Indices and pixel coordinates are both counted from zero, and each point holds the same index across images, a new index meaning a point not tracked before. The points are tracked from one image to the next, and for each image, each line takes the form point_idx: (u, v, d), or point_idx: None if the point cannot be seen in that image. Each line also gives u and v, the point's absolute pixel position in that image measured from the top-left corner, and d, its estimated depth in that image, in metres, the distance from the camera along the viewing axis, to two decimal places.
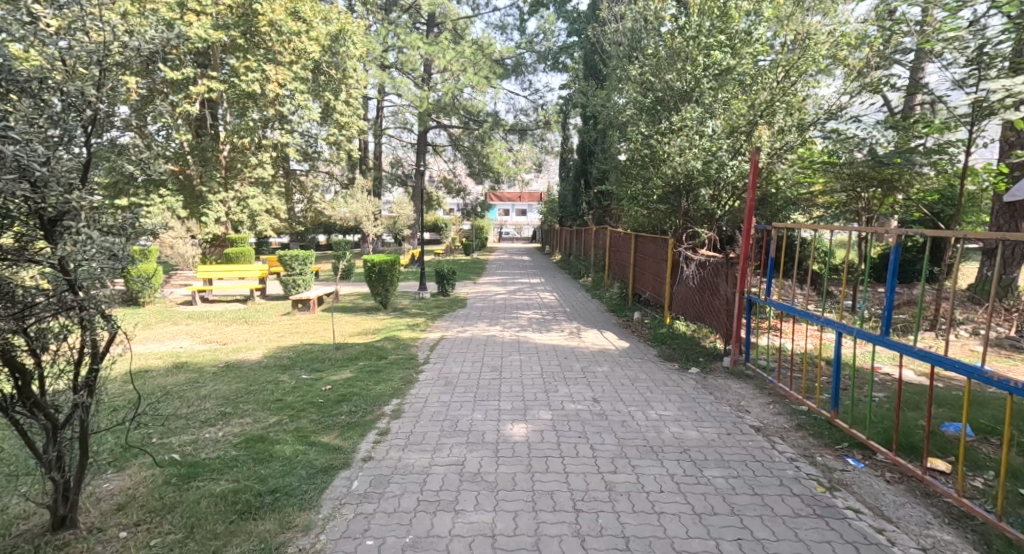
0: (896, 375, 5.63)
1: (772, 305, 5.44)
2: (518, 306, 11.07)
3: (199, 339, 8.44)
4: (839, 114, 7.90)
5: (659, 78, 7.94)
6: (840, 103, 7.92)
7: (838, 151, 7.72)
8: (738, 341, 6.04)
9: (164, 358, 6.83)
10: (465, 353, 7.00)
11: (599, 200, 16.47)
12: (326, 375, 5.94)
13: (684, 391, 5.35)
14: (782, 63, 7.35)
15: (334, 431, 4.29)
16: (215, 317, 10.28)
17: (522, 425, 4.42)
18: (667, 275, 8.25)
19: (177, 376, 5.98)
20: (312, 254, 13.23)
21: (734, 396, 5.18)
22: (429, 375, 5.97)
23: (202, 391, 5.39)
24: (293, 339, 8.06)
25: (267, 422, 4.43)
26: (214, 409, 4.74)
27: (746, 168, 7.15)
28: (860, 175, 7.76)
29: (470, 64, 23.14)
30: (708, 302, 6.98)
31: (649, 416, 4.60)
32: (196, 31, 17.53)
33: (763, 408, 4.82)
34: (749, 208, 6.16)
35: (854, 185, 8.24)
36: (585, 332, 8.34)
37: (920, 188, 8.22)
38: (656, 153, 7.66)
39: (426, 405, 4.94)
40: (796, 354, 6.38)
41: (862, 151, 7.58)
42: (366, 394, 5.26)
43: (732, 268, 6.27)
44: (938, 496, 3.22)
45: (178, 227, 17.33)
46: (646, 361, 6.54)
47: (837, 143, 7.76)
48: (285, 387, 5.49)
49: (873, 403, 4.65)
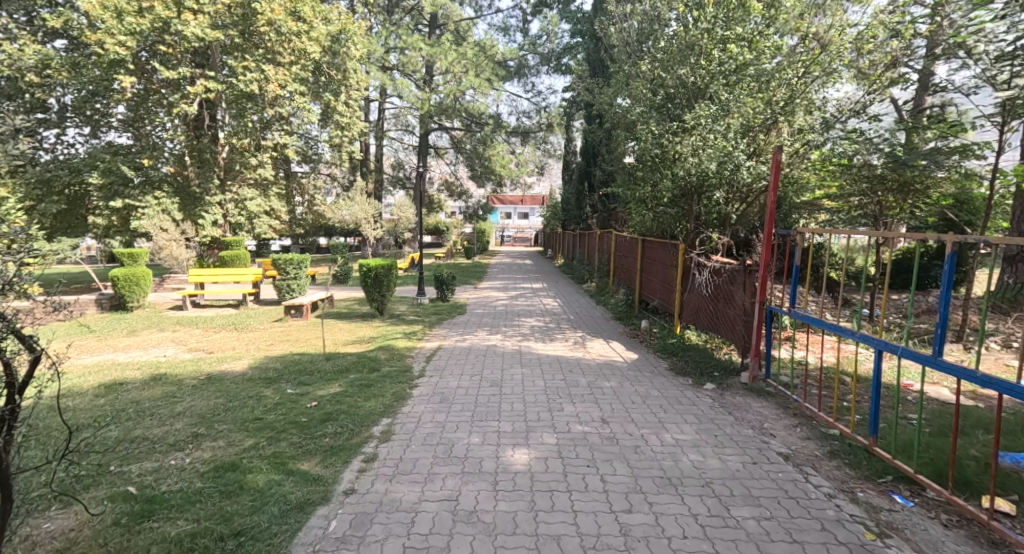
0: (930, 394, 5.22)
1: (798, 315, 5.01)
2: (519, 313, 10.66)
3: (184, 347, 8.02)
4: (850, 117, 7.47)
5: (671, 73, 7.40)
6: (849, 105, 7.49)
7: (851, 154, 7.32)
8: (757, 354, 5.61)
9: (142, 369, 6.40)
10: (464, 365, 6.56)
11: (603, 203, 16.06)
12: (312, 390, 5.51)
13: (701, 411, 4.90)
14: (802, 59, 7.00)
15: (315, 458, 3.87)
16: (204, 323, 9.87)
17: (524, 451, 3.99)
18: (677, 282, 7.84)
19: (153, 390, 5.56)
20: (308, 258, 12.81)
21: (755, 416, 4.75)
22: (423, 390, 5.53)
23: (176, 407, 4.96)
24: (283, 348, 7.64)
25: (244, 445, 4.01)
26: (186, 430, 4.31)
27: (763, 169, 6.74)
28: (878, 178, 7.40)
29: (472, 65, 22.71)
30: (723, 312, 6.56)
31: (664, 441, 4.17)
32: (193, 30, 17.19)
33: (789, 431, 4.39)
34: (769, 211, 5.68)
35: (872, 191, 7.86)
36: (591, 341, 7.92)
37: (938, 191, 7.84)
38: (666, 154, 7.19)
39: (420, 426, 4.52)
40: (816, 369, 5.98)
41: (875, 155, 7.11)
42: (355, 413, 4.83)
43: (750, 276, 5.85)
44: (1006, 546, 2.79)
45: (172, 230, 16.94)
46: (657, 375, 6.12)
47: (850, 147, 7.32)
48: (267, 403, 5.04)
49: (913, 427, 4.22)
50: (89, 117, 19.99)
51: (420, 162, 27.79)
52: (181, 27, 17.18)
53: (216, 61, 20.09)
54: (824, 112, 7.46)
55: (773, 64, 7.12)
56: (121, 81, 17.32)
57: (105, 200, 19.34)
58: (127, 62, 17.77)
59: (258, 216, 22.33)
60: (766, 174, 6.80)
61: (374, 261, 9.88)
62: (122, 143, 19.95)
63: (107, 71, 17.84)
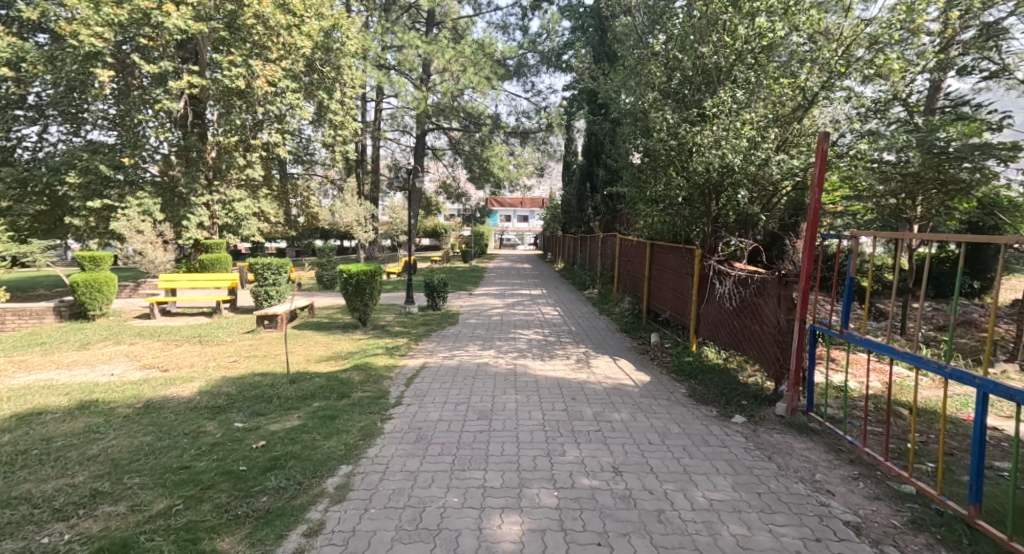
0: (1008, 433, 4.37)
1: (852, 338, 4.07)
2: (516, 324, 9.74)
3: (137, 364, 7.10)
4: (885, 113, 6.38)
5: (689, 53, 6.45)
6: (885, 100, 6.35)
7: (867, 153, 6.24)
8: (797, 382, 4.66)
9: (72, 394, 5.47)
10: (449, 390, 5.63)
11: (607, 205, 14.99)
12: (267, 423, 4.61)
13: (736, 455, 4.00)
14: (842, 41, 6.22)
15: (242, 530, 2.96)
16: (168, 334, 8.93)
17: (515, 519, 3.09)
18: (693, 293, 6.96)
19: (75, 423, 4.64)
20: (289, 261, 11.85)
21: (802, 463, 3.84)
22: (396, 425, 4.61)
23: (91, 448, 4.04)
24: (246, 366, 6.72)
25: (151, 510, 3.10)
26: (86, 484, 3.39)
27: (796, 164, 5.91)
28: (912, 191, 6.34)
29: (471, 64, 21.51)
30: (752, 329, 5.62)
31: (695, 502, 3.28)
32: (175, 21, 16.31)
33: (851, 485, 3.50)
34: (813, 211, 4.51)
35: (895, 208, 6.94)
36: (596, 359, 7.03)
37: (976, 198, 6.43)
38: (684, 145, 6.24)
39: (386, 479, 3.61)
40: (862, 398, 5.06)
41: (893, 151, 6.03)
42: (309, 457, 3.92)
43: (786, 289, 4.94)
44: None
45: (149, 232, 15.94)
46: (676, 403, 5.23)
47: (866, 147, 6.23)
48: (205, 442, 4.12)
49: (1008, 485, 3.34)
50: (68, 113, 19.12)
51: (417, 163, 26.96)
52: (162, 18, 16.27)
53: (203, 56, 19.28)
54: (847, 110, 6.44)
55: (778, 62, 6.33)
56: (98, 75, 16.46)
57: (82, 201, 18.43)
58: (105, 55, 16.94)
59: (248, 217, 21.48)
60: (799, 170, 5.98)
61: (356, 267, 9.03)
62: (102, 142, 19.06)
63: (83, 64, 17.02)
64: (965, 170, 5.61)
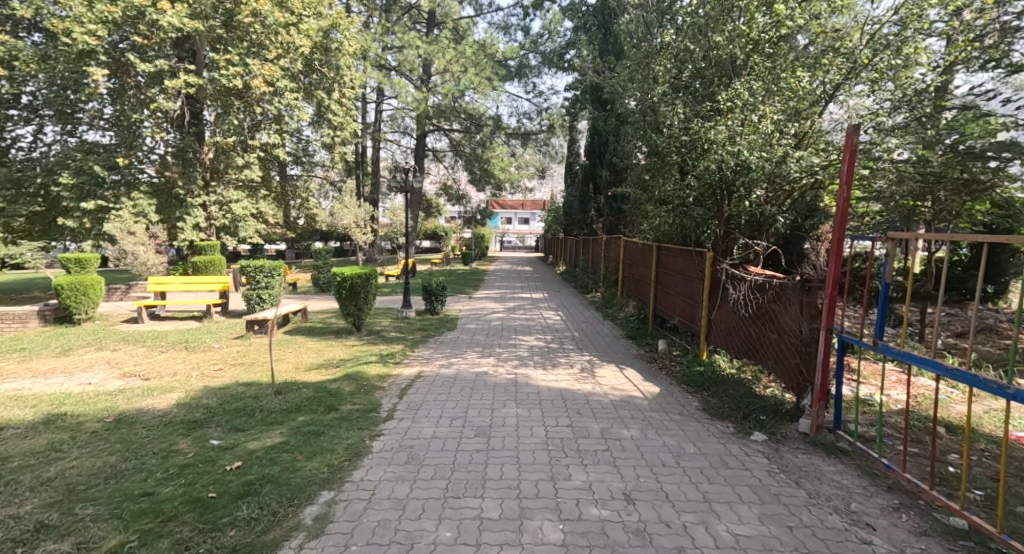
0: None
1: (888, 351, 3.62)
2: (517, 329, 9.36)
3: (117, 372, 6.73)
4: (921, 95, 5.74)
5: (701, 44, 6.12)
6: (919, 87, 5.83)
7: (875, 152, 5.74)
8: (823, 397, 4.27)
9: (40, 407, 5.10)
10: (445, 402, 5.24)
11: (610, 206, 14.54)
12: (245, 440, 4.24)
13: (760, 479, 3.63)
14: (869, 29, 5.92)
15: None
16: (153, 340, 8.55)
17: None
18: (704, 298, 6.58)
19: (37, 439, 4.26)
20: (282, 263, 11.48)
21: (834, 490, 3.46)
22: (385, 443, 4.23)
23: (48, 470, 3.67)
24: (230, 376, 6.34)
25: (101, 549, 2.78)
26: (33, 517, 3.03)
27: (816, 162, 5.55)
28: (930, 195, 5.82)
29: (472, 64, 21.28)
30: (771, 338, 5.22)
31: (718, 541, 2.90)
32: (170, 19, 15.95)
33: (892, 518, 3.12)
34: (841, 207, 4.10)
35: (909, 213, 6.47)
36: (601, 367, 6.65)
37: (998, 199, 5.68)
38: (697, 142, 5.92)
39: (371, 508, 3.23)
40: (891, 413, 4.66)
41: (908, 149, 5.56)
42: (287, 481, 3.55)
43: (808, 295, 4.56)
44: None
45: (140, 233, 15.49)
46: (690, 418, 4.86)
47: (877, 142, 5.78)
48: (174, 463, 3.75)
49: None
50: (62, 113, 18.79)
51: (417, 165, 26.59)
52: (156, 16, 15.93)
53: (201, 56, 18.99)
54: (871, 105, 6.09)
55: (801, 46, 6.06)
56: (91, 73, 16.12)
57: (75, 201, 18.08)
58: (98, 53, 16.61)
59: (245, 219, 21.13)
60: (818, 167, 5.61)
61: (351, 269, 8.66)
62: (96, 142, 18.73)
63: (76, 63, 16.69)
64: (987, 171, 4.96)
